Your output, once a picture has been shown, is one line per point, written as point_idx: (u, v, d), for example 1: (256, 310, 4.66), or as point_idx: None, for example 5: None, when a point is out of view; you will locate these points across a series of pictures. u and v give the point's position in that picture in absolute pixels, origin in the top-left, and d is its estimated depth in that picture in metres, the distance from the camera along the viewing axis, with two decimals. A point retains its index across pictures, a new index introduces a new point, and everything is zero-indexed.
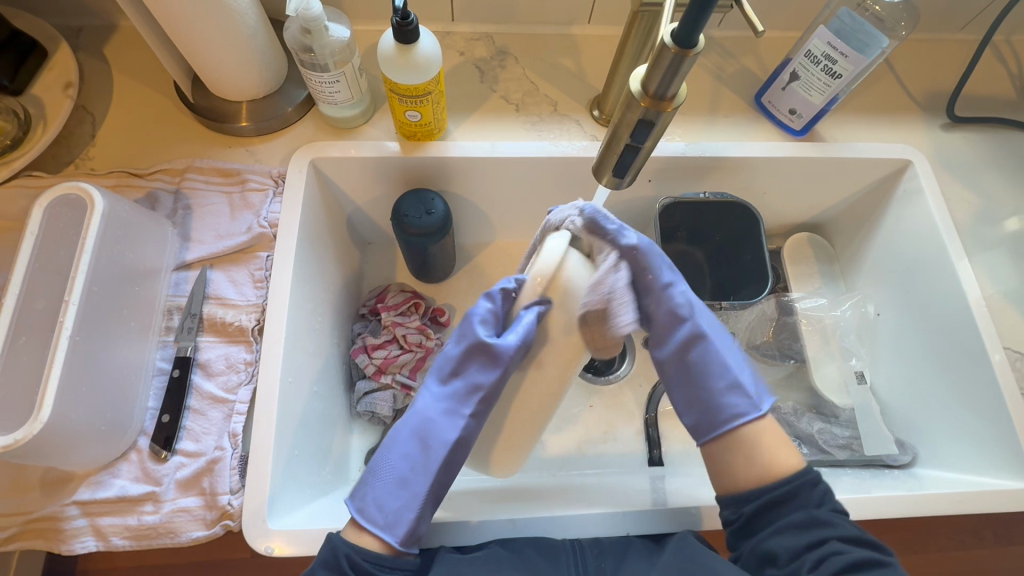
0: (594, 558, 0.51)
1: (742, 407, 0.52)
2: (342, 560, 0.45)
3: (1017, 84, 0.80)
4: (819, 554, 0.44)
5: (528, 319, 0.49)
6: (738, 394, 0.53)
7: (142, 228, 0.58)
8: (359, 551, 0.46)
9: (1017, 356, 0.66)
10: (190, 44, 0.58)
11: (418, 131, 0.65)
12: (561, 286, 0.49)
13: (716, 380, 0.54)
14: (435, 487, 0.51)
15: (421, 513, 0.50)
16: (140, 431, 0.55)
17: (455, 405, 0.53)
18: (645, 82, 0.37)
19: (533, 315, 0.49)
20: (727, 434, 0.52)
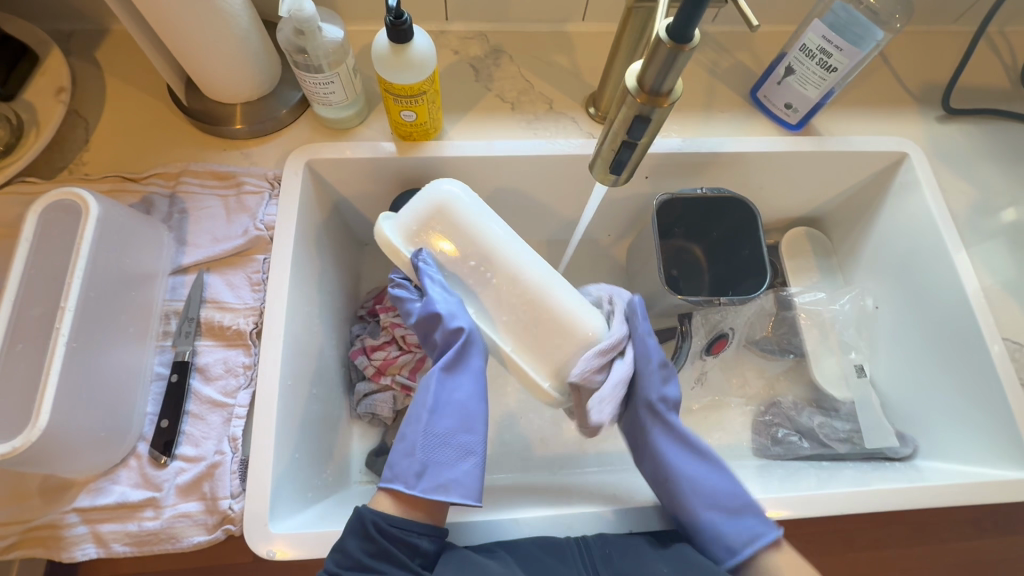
0: (600, 548, 0.52)
1: (759, 529, 0.53)
2: (369, 527, 0.49)
3: (1012, 74, 0.80)
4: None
5: (423, 259, 0.57)
6: (750, 516, 0.54)
7: (138, 233, 0.57)
8: (385, 519, 0.49)
9: (1015, 347, 0.66)
10: (182, 46, 0.58)
11: (414, 131, 0.65)
12: (421, 241, 0.58)
13: (727, 503, 0.55)
14: (440, 432, 0.54)
15: (427, 458, 0.53)
16: (139, 437, 0.54)
17: (451, 366, 0.57)
18: (641, 78, 0.36)
19: (423, 256, 0.58)
20: (749, 558, 0.52)
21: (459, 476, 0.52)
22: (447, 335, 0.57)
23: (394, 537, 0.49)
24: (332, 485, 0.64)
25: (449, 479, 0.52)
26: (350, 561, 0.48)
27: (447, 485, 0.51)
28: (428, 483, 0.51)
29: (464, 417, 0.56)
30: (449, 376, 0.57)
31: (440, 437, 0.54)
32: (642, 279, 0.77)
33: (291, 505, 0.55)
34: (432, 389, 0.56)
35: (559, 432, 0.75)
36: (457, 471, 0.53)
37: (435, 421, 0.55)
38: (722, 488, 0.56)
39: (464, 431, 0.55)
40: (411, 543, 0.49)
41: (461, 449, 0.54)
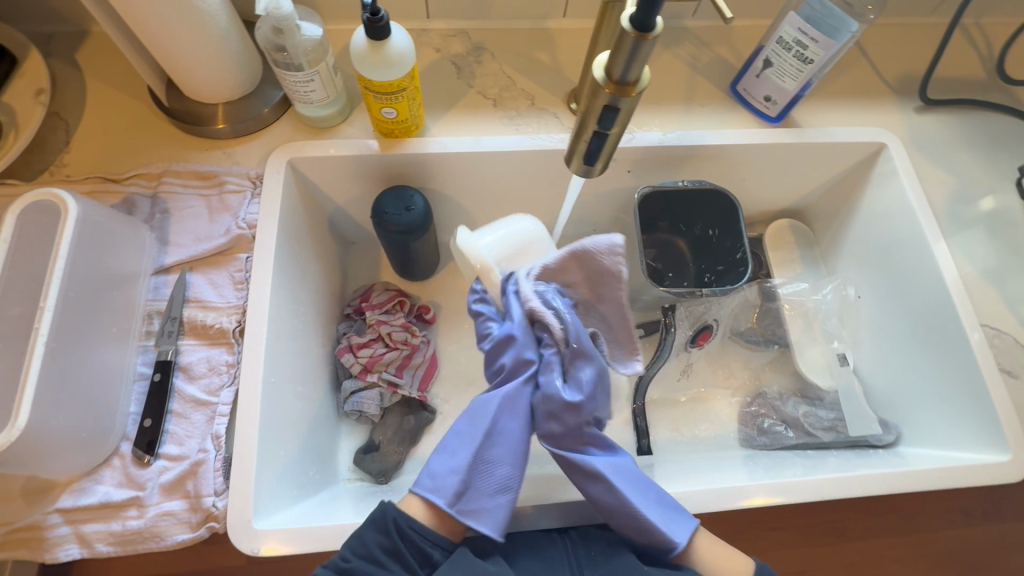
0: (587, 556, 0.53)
1: (662, 543, 0.51)
2: (389, 522, 0.48)
3: (988, 65, 0.81)
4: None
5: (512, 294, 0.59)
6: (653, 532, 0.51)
7: (119, 233, 0.57)
8: (408, 518, 0.48)
9: (993, 333, 0.67)
10: (160, 45, 0.58)
11: (396, 128, 0.65)
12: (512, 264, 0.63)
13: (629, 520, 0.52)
14: (486, 457, 0.51)
15: (469, 479, 0.50)
16: (122, 437, 0.54)
17: (517, 390, 0.55)
18: (610, 67, 0.36)
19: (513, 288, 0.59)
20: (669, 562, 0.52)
21: (494, 505, 0.50)
22: (518, 360, 0.56)
23: (411, 539, 0.48)
24: (319, 483, 0.64)
25: (481, 506, 0.50)
26: (364, 551, 0.47)
27: (478, 512, 0.49)
28: (463, 505, 0.49)
29: (514, 452, 0.53)
30: (509, 401, 0.54)
31: (487, 463, 0.51)
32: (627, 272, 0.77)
33: (277, 501, 0.55)
34: (491, 411, 0.53)
35: None
36: (491, 501, 0.50)
37: (487, 446, 0.52)
38: (621, 511, 0.52)
39: (509, 462, 0.52)
40: (424, 550, 0.48)
41: (502, 481, 0.51)
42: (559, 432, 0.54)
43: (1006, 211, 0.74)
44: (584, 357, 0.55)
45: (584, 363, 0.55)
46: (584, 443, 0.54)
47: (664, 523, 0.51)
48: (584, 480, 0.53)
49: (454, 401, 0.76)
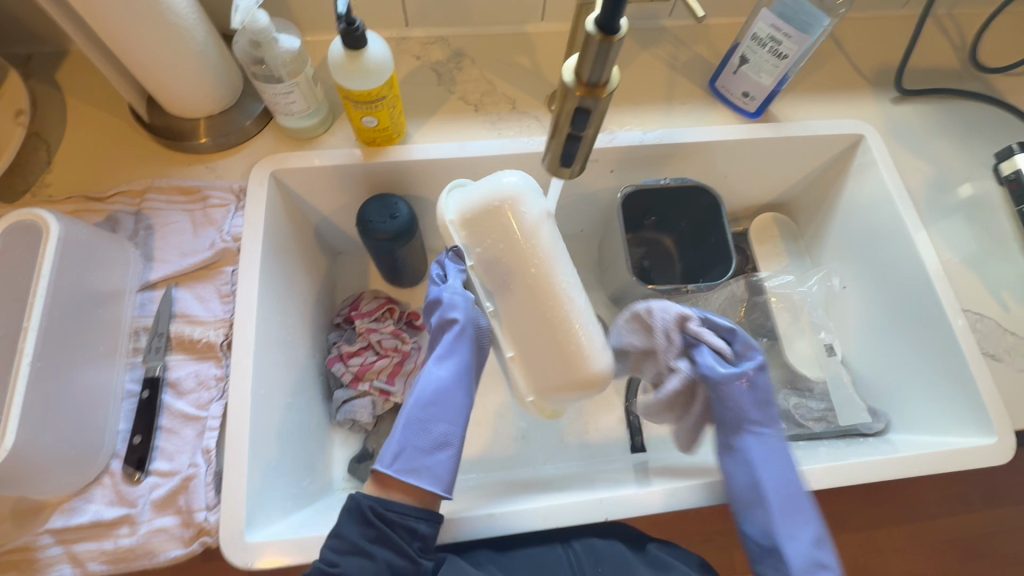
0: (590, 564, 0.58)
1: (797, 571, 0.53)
2: (367, 512, 0.51)
3: (962, 53, 0.82)
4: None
5: (453, 267, 0.67)
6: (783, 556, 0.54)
7: (102, 250, 0.57)
8: (381, 501, 0.51)
9: (975, 316, 0.68)
10: (138, 62, 0.58)
11: (377, 136, 0.66)
12: (471, 231, 0.57)
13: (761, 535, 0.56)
14: (422, 419, 0.55)
15: (404, 440, 0.54)
16: (112, 454, 0.54)
17: (444, 352, 0.59)
18: (577, 71, 0.35)
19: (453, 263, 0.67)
20: None
21: (433, 463, 0.53)
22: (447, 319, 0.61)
23: (392, 520, 0.50)
24: (313, 494, 0.64)
25: (421, 465, 0.53)
26: (348, 545, 0.50)
27: (419, 469, 0.52)
28: (403, 465, 0.52)
29: (451, 411, 0.56)
30: (439, 363, 0.59)
31: (423, 423, 0.55)
32: (613, 272, 0.78)
33: (269, 514, 0.55)
34: (420, 377, 0.58)
35: (541, 431, 0.77)
36: (432, 459, 0.54)
37: (419, 407, 0.56)
38: (762, 520, 0.56)
39: (445, 422, 0.56)
40: (410, 527, 0.51)
41: (439, 439, 0.55)
42: (729, 421, 0.59)
43: (985, 197, 0.75)
44: (750, 358, 0.60)
45: (745, 358, 0.60)
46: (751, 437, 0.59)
47: (799, 562, 0.54)
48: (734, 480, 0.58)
49: None
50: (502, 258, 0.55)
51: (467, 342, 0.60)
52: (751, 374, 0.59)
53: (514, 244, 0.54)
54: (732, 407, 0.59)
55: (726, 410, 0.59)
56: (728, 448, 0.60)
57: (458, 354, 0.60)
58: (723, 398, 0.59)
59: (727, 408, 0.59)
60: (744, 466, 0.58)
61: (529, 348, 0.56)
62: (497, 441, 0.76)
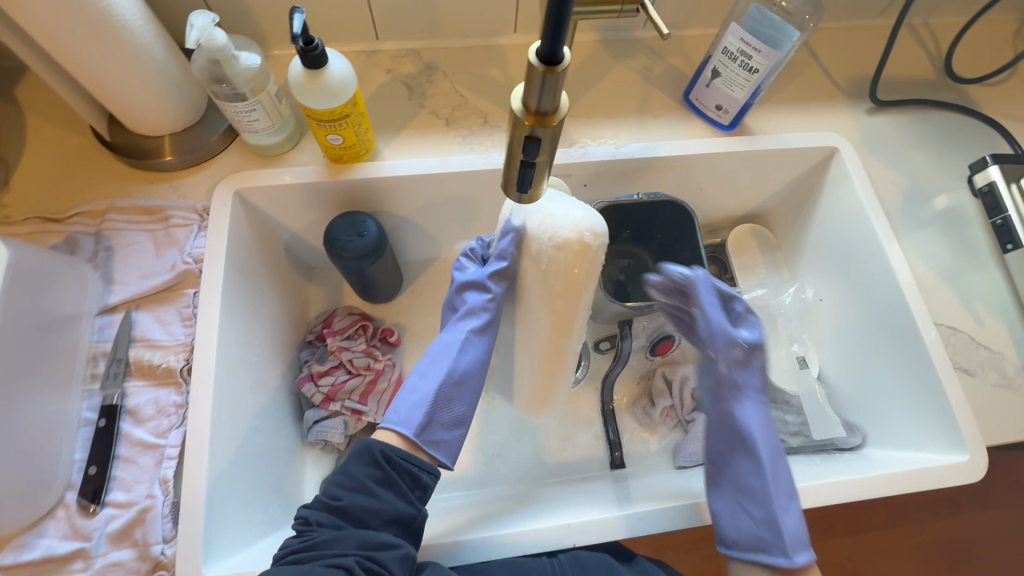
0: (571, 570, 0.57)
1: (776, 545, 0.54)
2: (375, 455, 0.52)
3: (937, 63, 0.82)
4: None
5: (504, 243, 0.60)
6: (768, 523, 0.55)
7: (57, 274, 0.56)
8: (391, 448, 0.53)
9: (949, 331, 0.67)
10: (94, 81, 0.57)
11: (344, 153, 0.64)
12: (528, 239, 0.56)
13: (754, 507, 0.56)
14: (449, 395, 0.57)
15: (433, 412, 0.56)
16: (67, 486, 0.53)
17: (479, 331, 0.61)
18: (525, 99, 0.34)
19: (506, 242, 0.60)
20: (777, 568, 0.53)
21: (450, 437, 0.57)
22: (479, 305, 0.62)
23: (400, 467, 0.52)
24: (281, 518, 0.63)
25: (442, 439, 0.56)
26: (354, 482, 0.52)
27: (439, 443, 0.56)
28: (427, 437, 0.55)
29: (471, 391, 0.59)
30: (471, 340, 0.61)
31: (448, 400, 0.57)
32: None
33: (226, 545, 0.53)
34: (451, 354, 0.59)
35: (517, 448, 0.76)
36: (449, 435, 0.57)
37: (451, 377, 0.58)
38: (753, 486, 0.57)
39: (466, 402, 0.59)
40: (413, 476, 0.53)
41: (458, 417, 0.58)
42: (717, 380, 0.60)
43: (961, 208, 0.75)
44: (751, 332, 0.60)
45: (749, 329, 0.60)
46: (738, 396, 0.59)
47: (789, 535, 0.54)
48: (720, 438, 0.61)
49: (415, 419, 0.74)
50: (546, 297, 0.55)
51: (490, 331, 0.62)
52: (756, 348, 0.59)
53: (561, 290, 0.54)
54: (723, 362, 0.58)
55: (720, 372, 0.59)
56: (722, 415, 0.60)
57: (484, 338, 0.62)
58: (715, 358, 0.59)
59: (726, 372, 0.59)
60: (746, 423, 0.58)
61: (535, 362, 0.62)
62: (474, 458, 0.75)
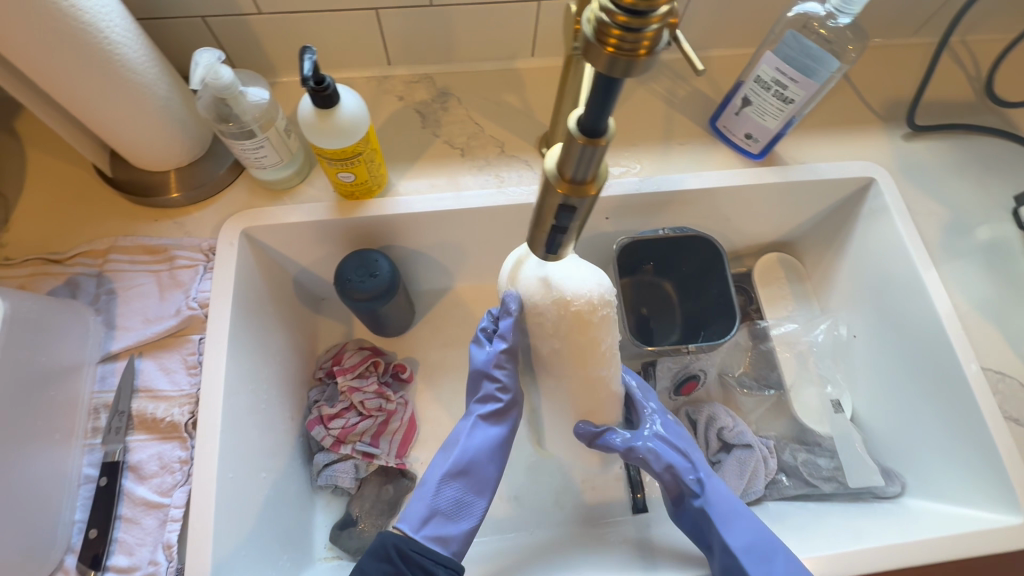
0: None
1: None
2: (390, 550, 0.50)
3: (976, 84, 0.78)
4: None
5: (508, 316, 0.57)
6: None
7: (55, 324, 0.53)
8: (406, 542, 0.51)
9: (996, 376, 0.63)
10: (95, 119, 0.54)
11: (356, 190, 0.61)
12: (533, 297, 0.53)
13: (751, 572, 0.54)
14: (452, 486, 0.56)
15: (433, 503, 0.55)
16: (67, 549, 0.50)
17: (491, 419, 0.61)
18: (560, 165, 0.31)
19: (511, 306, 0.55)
20: None
21: (458, 531, 0.55)
22: (493, 392, 0.61)
23: (413, 561, 0.50)
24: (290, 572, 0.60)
25: (448, 531, 0.54)
26: None
27: (444, 537, 0.53)
28: (430, 530, 0.53)
29: (482, 480, 0.58)
30: (480, 428, 0.60)
31: (453, 490, 0.56)
32: (610, 322, 0.74)
33: None
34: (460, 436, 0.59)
35: (535, 489, 0.73)
36: (455, 527, 0.55)
37: (452, 472, 0.57)
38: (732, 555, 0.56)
39: (474, 492, 0.57)
40: (428, 569, 0.50)
41: (467, 508, 0.56)
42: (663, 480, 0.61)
43: (1004, 241, 0.71)
44: (659, 418, 0.65)
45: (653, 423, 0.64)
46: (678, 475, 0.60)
47: None
48: (689, 516, 0.61)
49: None
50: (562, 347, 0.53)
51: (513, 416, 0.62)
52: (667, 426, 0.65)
53: (580, 347, 0.52)
54: (657, 458, 0.60)
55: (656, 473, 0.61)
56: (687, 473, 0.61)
57: (499, 426, 0.61)
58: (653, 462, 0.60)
59: (681, 467, 0.60)
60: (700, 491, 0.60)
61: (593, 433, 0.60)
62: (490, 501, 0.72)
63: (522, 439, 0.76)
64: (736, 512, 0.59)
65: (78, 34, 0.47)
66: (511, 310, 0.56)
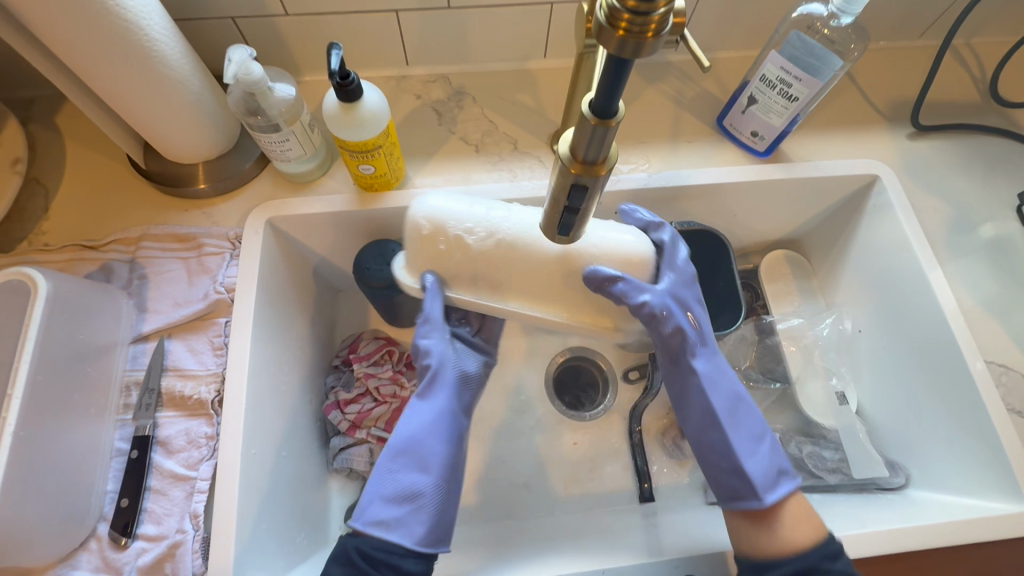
0: None
1: (741, 489, 0.57)
2: (352, 553, 0.51)
3: (982, 86, 0.79)
4: None
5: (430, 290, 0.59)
6: (737, 477, 0.58)
7: (93, 305, 0.56)
8: (366, 541, 0.52)
9: (1000, 369, 0.64)
10: (132, 112, 0.57)
11: (375, 182, 0.64)
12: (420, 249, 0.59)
13: (722, 458, 0.59)
14: (391, 470, 0.55)
15: (373, 492, 0.54)
16: (100, 518, 0.53)
17: (426, 394, 0.60)
18: (573, 146, 0.33)
19: (432, 282, 0.59)
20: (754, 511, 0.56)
21: (404, 515, 0.53)
22: (423, 367, 0.62)
23: (377, 560, 0.50)
24: (306, 550, 0.62)
25: (391, 517, 0.53)
26: None
27: (387, 522, 0.52)
28: (370, 518, 0.53)
29: (420, 457, 0.56)
30: (415, 408, 0.60)
31: (392, 473, 0.55)
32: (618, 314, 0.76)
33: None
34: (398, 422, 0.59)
35: (544, 476, 0.74)
36: (402, 510, 0.54)
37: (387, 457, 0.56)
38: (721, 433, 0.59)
39: (415, 470, 0.55)
40: (392, 565, 0.51)
41: (411, 489, 0.55)
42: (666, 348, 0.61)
43: (1008, 238, 0.72)
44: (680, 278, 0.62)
45: (670, 278, 0.61)
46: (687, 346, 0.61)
47: (759, 475, 0.57)
48: (685, 386, 0.62)
49: None
50: (478, 269, 0.58)
51: (447, 385, 0.61)
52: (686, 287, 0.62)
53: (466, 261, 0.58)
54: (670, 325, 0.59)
55: (665, 340, 0.61)
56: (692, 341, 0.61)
57: (434, 399, 0.60)
58: (667, 327, 0.59)
59: (688, 333, 0.60)
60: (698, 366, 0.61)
61: (602, 286, 0.56)
62: (499, 488, 0.74)
63: (531, 428, 0.77)
64: (732, 398, 0.61)
65: (122, 32, 0.50)
66: (430, 289, 0.59)
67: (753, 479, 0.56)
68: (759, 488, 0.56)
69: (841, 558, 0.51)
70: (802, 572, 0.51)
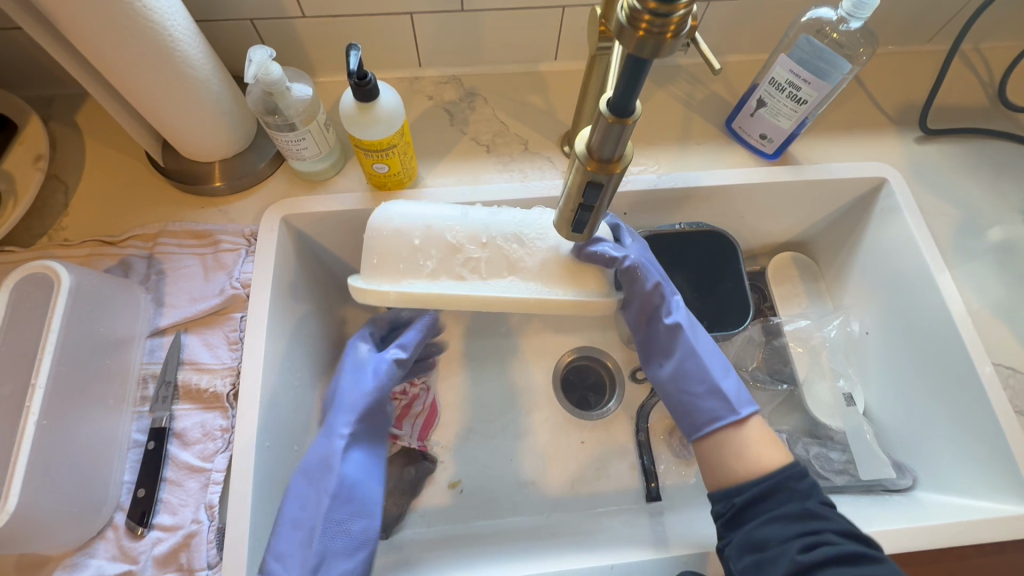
0: None
1: (719, 411, 0.58)
2: None
3: (990, 90, 0.80)
4: (811, 541, 0.48)
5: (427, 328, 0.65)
6: (715, 399, 0.58)
7: (112, 298, 0.57)
8: None
9: (1009, 372, 0.65)
10: (153, 111, 0.58)
11: (388, 181, 0.65)
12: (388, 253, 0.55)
13: (696, 386, 0.59)
14: (341, 519, 0.54)
15: (325, 547, 0.52)
16: (117, 507, 0.54)
17: (368, 437, 0.60)
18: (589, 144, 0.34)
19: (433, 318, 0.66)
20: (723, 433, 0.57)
21: (354, 565, 0.53)
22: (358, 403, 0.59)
23: None
24: None
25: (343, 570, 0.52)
26: None
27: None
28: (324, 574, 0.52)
29: (364, 502, 0.56)
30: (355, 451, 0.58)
31: (341, 524, 0.54)
32: None
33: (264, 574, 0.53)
34: (335, 466, 0.55)
35: (552, 474, 0.75)
36: (350, 560, 0.53)
37: (335, 505, 0.54)
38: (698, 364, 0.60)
39: (364, 517, 0.55)
40: None
41: (359, 537, 0.54)
42: (641, 301, 0.63)
43: (1016, 241, 0.72)
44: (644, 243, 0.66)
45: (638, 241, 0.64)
46: (660, 298, 0.62)
47: (733, 393, 0.58)
48: (659, 333, 0.63)
49: (456, 448, 0.76)
50: (456, 258, 0.55)
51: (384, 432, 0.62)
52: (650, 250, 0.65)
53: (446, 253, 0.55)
54: (648, 279, 0.61)
55: (639, 294, 0.62)
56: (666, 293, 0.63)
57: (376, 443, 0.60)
58: (644, 280, 0.61)
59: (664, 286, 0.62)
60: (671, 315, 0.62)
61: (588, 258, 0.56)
62: (506, 486, 0.74)
63: (538, 426, 0.78)
64: (707, 342, 0.62)
65: (148, 33, 0.52)
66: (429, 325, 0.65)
67: (727, 396, 0.58)
68: (732, 403, 0.58)
69: (806, 480, 0.54)
70: (766, 490, 0.53)
